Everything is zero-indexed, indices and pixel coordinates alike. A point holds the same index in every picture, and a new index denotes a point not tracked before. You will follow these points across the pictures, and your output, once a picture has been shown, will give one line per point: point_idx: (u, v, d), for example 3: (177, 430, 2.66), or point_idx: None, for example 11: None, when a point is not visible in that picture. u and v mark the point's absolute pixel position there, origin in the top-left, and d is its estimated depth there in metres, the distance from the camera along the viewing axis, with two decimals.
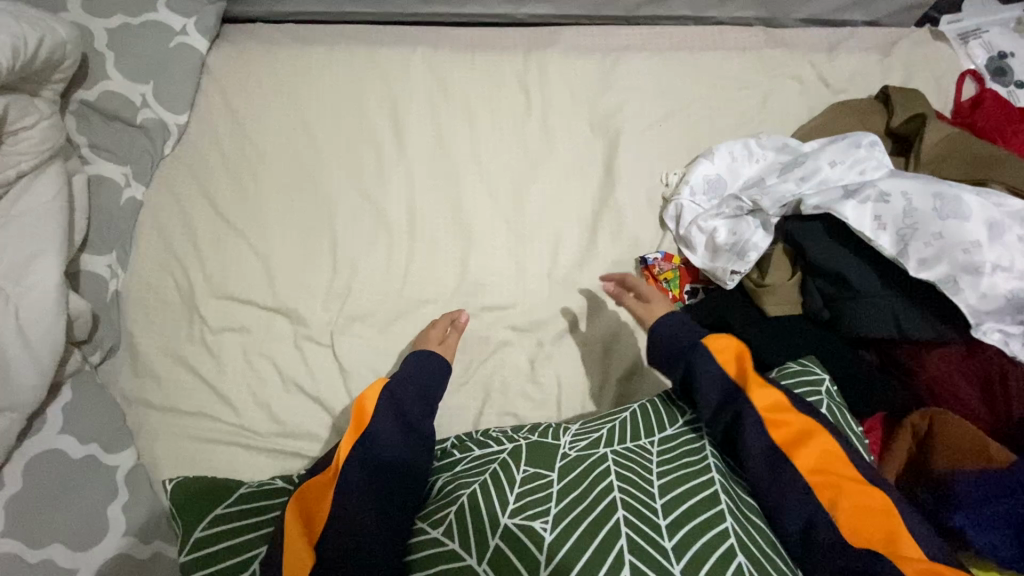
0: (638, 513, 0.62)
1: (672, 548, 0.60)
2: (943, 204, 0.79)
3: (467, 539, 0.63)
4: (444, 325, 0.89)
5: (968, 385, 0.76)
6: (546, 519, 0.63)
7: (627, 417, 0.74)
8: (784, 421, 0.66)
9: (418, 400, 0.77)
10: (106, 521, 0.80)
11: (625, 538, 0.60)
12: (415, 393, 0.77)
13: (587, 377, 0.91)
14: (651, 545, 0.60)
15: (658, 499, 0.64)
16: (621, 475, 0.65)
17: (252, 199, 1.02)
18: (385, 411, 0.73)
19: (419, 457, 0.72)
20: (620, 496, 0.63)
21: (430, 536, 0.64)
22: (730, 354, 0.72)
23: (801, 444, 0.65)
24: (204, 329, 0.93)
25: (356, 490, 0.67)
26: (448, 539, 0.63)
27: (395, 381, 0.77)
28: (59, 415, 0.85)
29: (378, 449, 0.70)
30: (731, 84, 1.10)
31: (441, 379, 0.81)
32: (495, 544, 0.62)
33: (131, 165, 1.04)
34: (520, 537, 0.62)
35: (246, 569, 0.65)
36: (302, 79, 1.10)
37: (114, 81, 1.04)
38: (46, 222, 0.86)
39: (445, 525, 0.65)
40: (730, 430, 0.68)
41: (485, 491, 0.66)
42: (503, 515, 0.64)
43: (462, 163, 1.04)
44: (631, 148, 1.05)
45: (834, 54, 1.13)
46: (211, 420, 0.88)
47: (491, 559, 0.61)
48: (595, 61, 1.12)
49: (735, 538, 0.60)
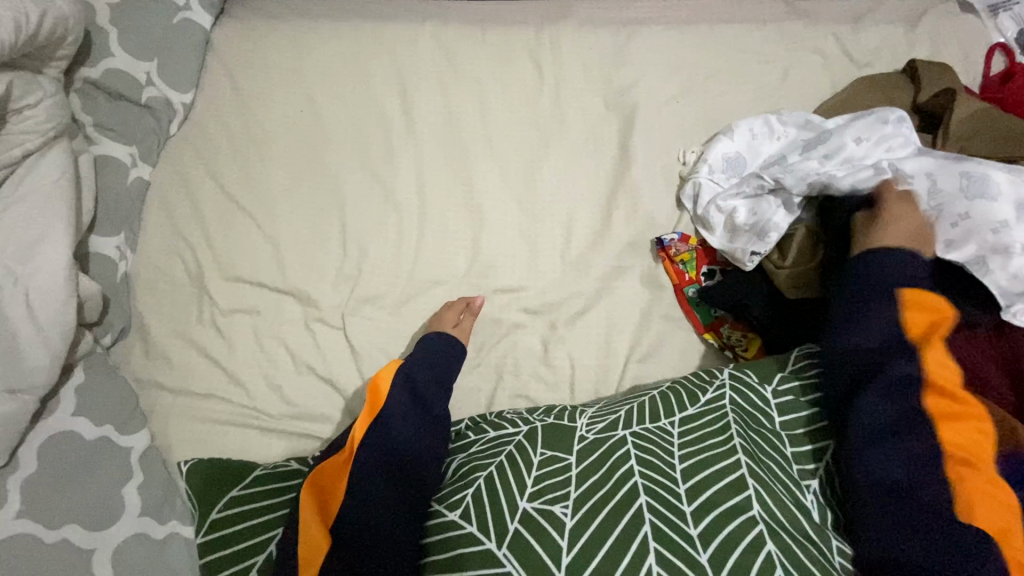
0: (661, 499, 0.61)
1: (697, 535, 0.59)
2: (975, 182, 0.77)
3: (485, 523, 0.62)
4: (455, 308, 0.88)
5: (999, 373, 0.72)
6: (565, 503, 0.62)
7: (646, 400, 0.72)
8: (948, 389, 0.64)
9: (430, 378, 0.76)
10: (121, 501, 0.80)
11: (648, 524, 0.59)
12: (429, 374, 0.76)
13: (602, 360, 0.89)
14: (675, 532, 0.59)
15: (681, 484, 0.63)
16: (642, 460, 0.64)
17: (259, 179, 1.00)
18: (397, 391, 0.73)
19: (432, 435, 0.71)
20: (642, 481, 0.62)
21: (447, 519, 0.64)
22: (927, 311, 0.70)
23: (956, 420, 0.63)
24: (214, 311, 0.93)
25: (367, 469, 0.67)
26: (465, 522, 0.63)
27: (406, 362, 0.76)
28: (72, 396, 0.84)
29: (392, 428, 0.70)
30: (751, 59, 1.07)
31: (454, 360, 0.80)
32: (515, 529, 0.61)
33: (136, 145, 1.03)
34: (542, 523, 0.61)
35: (263, 550, 0.66)
36: (309, 56, 1.08)
37: (118, 58, 1.03)
38: (52, 202, 0.85)
39: (463, 507, 0.64)
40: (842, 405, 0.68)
41: (502, 474, 0.65)
42: (521, 499, 0.63)
43: (472, 142, 1.02)
44: (647, 125, 1.02)
45: (858, 26, 1.09)
46: (223, 402, 0.87)
47: (512, 544, 0.60)
48: (610, 35, 1.09)
49: (763, 524, 0.60)
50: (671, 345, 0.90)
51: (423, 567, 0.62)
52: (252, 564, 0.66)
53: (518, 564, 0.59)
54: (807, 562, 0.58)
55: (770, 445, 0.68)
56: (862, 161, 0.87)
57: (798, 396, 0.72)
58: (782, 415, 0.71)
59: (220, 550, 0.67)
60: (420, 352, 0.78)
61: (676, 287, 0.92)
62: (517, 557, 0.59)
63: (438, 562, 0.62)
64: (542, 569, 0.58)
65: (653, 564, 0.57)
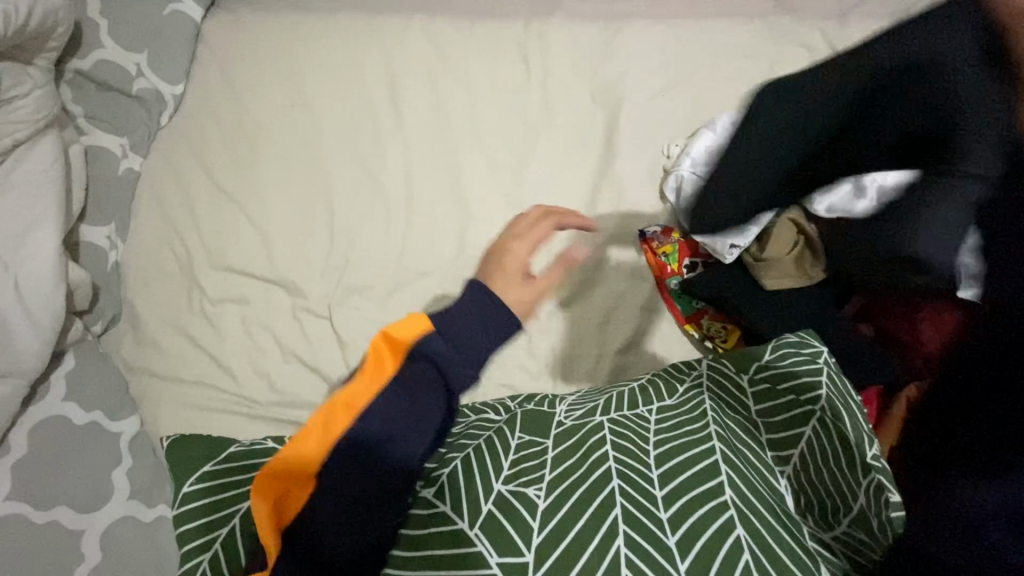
0: (634, 484, 0.62)
1: (668, 519, 0.60)
2: None
3: (459, 503, 0.62)
4: (529, 244, 0.66)
5: None
6: (540, 486, 0.63)
7: (626, 389, 0.74)
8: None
9: (450, 366, 0.58)
10: (111, 484, 0.82)
11: (620, 507, 0.60)
12: (462, 351, 0.58)
13: (584, 350, 0.90)
14: (645, 516, 0.60)
15: (654, 469, 0.64)
16: (617, 445, 0.65)
17: (249, 169, 1.02)
18: (397, 376, 0.58)
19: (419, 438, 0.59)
20: (616, 466, 0.63)
21: (419, 496, 0.64)
22: None
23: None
24: (203, 300, 0.94)
25: (338, 472, 0.57)
26: (439, 502, 0.63)
27: (428, 335, 0.58)
28: (63, 382, 0.86)
29: (375, 425, 0.57)
30: (738, 53, 1.07)
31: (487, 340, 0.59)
32: (489, 510, 0.61)
33: (128, 136, 1.04)
34: (515, 504, 0.61)
35: (227, 523, 0.68)
36: (299, 48, 1.09)
37: (108, 48, 1.04)
38: (43, 191, 0.86)
39: (437, 487, 0.64)
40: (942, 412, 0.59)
41: (479, 454, 0.66)
42: (496, 481, 0.64)
43: (461, 134, 1.03)
44: (633, 119, 1.03)
45: (844, 22, 1.10)
46: (211, 389, 0.89)
47: (485, 524, 0.60)
48: (597, 29, 1.10)
49: (733, 509, 0.60)
50: (653, 336, 0.91)
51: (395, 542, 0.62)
52: (217, 537, 0.67)
53: (489, 544, 0.59)
54: (779, 546, 0.58)
55: (745, 433, 0.70)
56: None
57: (774, 383, 0.71)
58: (759, 403, 0.71)
59: (192, 523, 0.69)
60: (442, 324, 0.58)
61: (658, 279, 0.93)
62: (489, 537, 0.59)
63: (410, 539, 0.61)
64: (512, 549, 0.59)
65: (621, 546, 0.58)
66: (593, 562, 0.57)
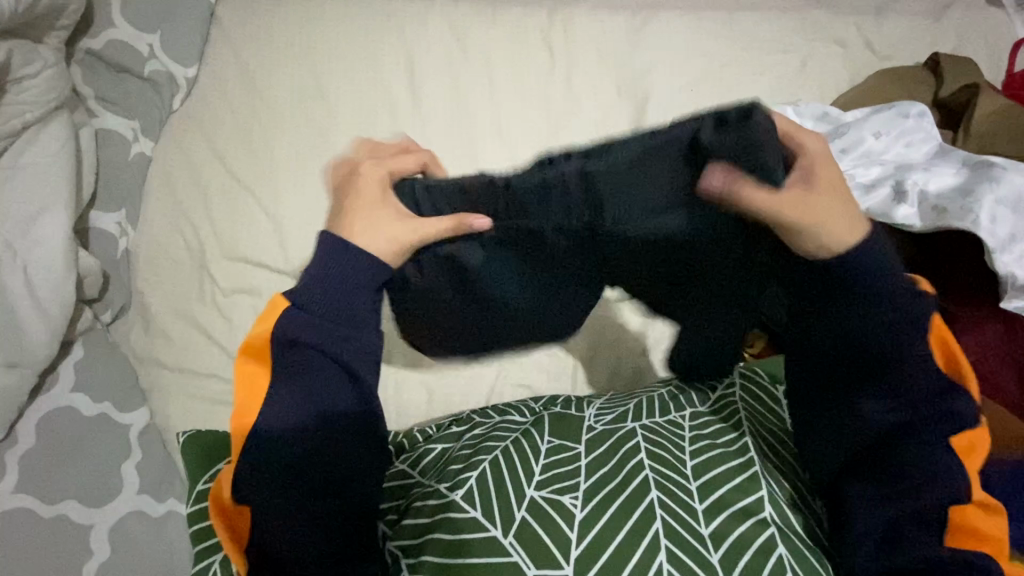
0: (674, 498, 0.59)
1: (709, 536, 0.57)
2: (992, 187, 0.73)
3: (491, 509, 0.58)
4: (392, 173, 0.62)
5: (1005, 370, 0.72)
6: (575, 494, 0.59)
7: (656, 394, 0.71)
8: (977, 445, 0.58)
9: (313, 333, 0.53)
10: (119, 478, 0.80)
11: (660, 521, 0.57)
12: (319, 326, 0.53)
13: (607, 351, 0.88)
14: (687, 530, 0.57)
15: (693, 481, 0.61)
16: (653, 454, 0.62)
17: (261, 156, 0.98)
18: (277, 365, 0.54)
19: (337, 403, 0.54)
20: (653, 476, 0.60)
21: (448, 500, 0.60)
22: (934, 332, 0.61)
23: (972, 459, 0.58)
24: (215, 291, 0.91)
25: (265, 474, 0.53)
26: (469, 506, 0.59)
27: (291, 314, 0.54)
28: (71, 372, 0.84)
29: (275, 416, 0.53)
30: (769, 47, 1.04)
31: (354, 297, 0.55)
32: (522, 518, 0.58)
33: (139, 120, 1.01)
34: (551, 512, 0.58)
35: None
36: (316, 30, 1.05)
37: (121, 30, 1.02)
38: (52, 176, 0.83)
39: (466, 489, 0.60)
40: (873, 459, 0.58)
41: (509, 458, 0.62)
42: (529, 487, 0.60)
43: (481, 124, 1.00)
44: (659, 114, 0.99)
45: (880, 17, 1.06)
46: (222, 382, 0.86)
47: (520, 533, 0.57)
48: (624, 19, 1.06)
49: (775, 527, 0.58)
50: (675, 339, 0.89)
51: (424, 548, 0.58)
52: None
53: (526, 553, 0.55)
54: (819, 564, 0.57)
55: (780, 445, 0.66)
56: (882, 155, 0.85)
57: None
58: None
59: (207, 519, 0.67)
60: (301, 300, 0.54)
61: None
62: (525, 548, 0.56)
63: (443, 545, 0.57)
64: (550, 560, 0.55)
65: (664, 562, 0.55)
66: None
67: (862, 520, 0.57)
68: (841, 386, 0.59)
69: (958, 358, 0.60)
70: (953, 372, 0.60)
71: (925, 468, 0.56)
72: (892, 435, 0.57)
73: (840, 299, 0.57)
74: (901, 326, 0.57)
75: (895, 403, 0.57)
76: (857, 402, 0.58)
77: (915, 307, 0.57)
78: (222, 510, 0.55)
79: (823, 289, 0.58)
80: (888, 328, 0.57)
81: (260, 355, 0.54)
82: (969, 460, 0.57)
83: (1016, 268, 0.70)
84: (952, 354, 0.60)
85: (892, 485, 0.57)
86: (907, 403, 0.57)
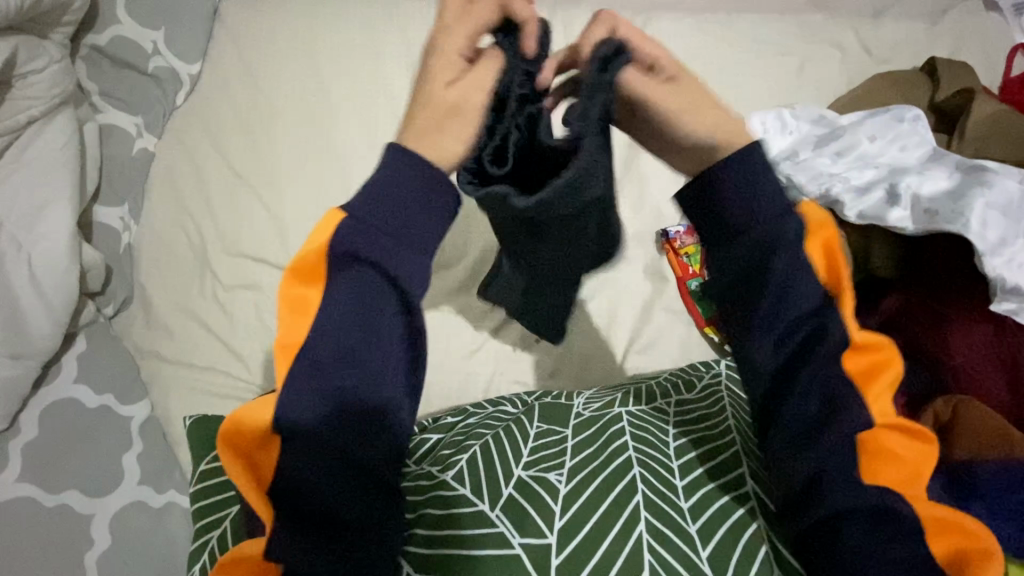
0: (656, 474, 0.60)
1: (688, 508, 0.58)
2: (984, 192, 0.74)
3: (478, 484, 0.59)
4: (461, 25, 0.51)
5: (995, 372, 0.73)
6: (560, 472, 0.60)
7: (643, 386, 0.72)
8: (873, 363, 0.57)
9: (377, 251, 0.49)
10: (120, 468, 0.81)
11: (641, 494, 0.58)
12: (375, 239, 0.49)
13: (603, 349, 0.89)
14: (667, 503, 0.58)
15: (674, 459, 0.61)
16: (635, 435, 0.63)
17: (263, 152, 0.99)
18: (335, 279, 0.49)
19: (390, 342, 0.50)
20: (636, 455, 0.61)
21: (439, 479, 0.61)
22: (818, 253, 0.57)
23: (871, 378, 0.56)
24: (217, 286, 0.92)
25: (311, 420, 0.48)
26: (458, 484, 0.60)
27: (351, 227, 0.49)
28: (74, 364, 0.86)
29: (320, 351, 0.48)
30: (768, 50, 1.05)
31: (417, 221, 0.50)
32: (508, 493, 0.58)
33: (142, 116, 1.02)
34: (536, 488, 0.59)
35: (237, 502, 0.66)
36: (318, 27, 1.06)
37: (125, 26, 1.03)
38: (57, 170, 0.85)
39: (456, 470, 0.61)
40: (805, 437, 0.56)
41: (497, 440, 0.63)
42: (516, 467, 0.61)
43: None
44: None
45: (878, 21, 1.07)
46: (222, 376, 0.87)
47: (506, 507, 0.57)
48: (624, 20, 1.07)
49: (754, 501, 0.59)
50: (669, 338, 0.90)
51: (415, 519, 0.58)
52: (225, 516, 0.65)
53: (511, 524, 0.56)
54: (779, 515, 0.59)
55: None
56: (876, 159, 0.86)
57: None
58: None
59: (208, 496, 0.68)
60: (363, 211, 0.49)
61: (678, 280, 0.93)
62: (511, 521, 0.57)
63: (432, 518, 0.58)
64: (534, 529, 0.56)
65: (643, 532, 0.56)
66: (614, 549, 0.55)
67: (789, 469, 0.56)
68: (731, 326, 0.58)
69: (840, 273, 0.57)
70: (832, 287, 0.57)
71: (817, 403, 0.56)
72: (818, 404, 0.56)
73: (728, 229, 0.57)
74: (769, 248, 0.55)
75: (812, 371, 0.56)
76: (742, 342, 0.57)
77: (782, 224, 0.55)
78: (239, 445, 0.49)
79: (713, 224, 0.57)
80: (754, 253, 0.55)
81: (311, 273, 0.49)
82: (874, 381, 0.56)
83: (1008, 272, 0.70)
84: (834, 264, 0.57)
85: (804, 427, 0.56)
86: (786, 335, 0.56)
